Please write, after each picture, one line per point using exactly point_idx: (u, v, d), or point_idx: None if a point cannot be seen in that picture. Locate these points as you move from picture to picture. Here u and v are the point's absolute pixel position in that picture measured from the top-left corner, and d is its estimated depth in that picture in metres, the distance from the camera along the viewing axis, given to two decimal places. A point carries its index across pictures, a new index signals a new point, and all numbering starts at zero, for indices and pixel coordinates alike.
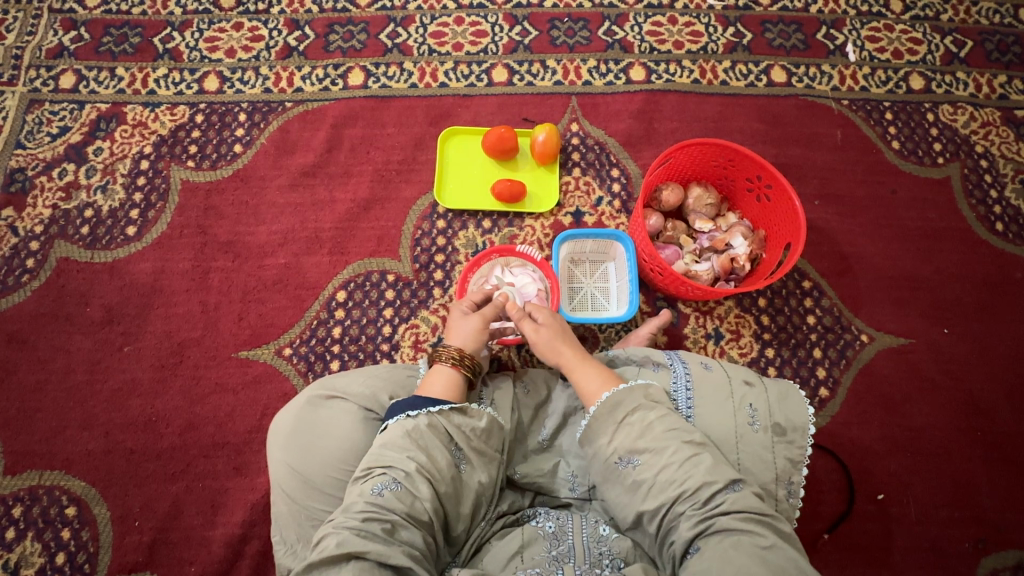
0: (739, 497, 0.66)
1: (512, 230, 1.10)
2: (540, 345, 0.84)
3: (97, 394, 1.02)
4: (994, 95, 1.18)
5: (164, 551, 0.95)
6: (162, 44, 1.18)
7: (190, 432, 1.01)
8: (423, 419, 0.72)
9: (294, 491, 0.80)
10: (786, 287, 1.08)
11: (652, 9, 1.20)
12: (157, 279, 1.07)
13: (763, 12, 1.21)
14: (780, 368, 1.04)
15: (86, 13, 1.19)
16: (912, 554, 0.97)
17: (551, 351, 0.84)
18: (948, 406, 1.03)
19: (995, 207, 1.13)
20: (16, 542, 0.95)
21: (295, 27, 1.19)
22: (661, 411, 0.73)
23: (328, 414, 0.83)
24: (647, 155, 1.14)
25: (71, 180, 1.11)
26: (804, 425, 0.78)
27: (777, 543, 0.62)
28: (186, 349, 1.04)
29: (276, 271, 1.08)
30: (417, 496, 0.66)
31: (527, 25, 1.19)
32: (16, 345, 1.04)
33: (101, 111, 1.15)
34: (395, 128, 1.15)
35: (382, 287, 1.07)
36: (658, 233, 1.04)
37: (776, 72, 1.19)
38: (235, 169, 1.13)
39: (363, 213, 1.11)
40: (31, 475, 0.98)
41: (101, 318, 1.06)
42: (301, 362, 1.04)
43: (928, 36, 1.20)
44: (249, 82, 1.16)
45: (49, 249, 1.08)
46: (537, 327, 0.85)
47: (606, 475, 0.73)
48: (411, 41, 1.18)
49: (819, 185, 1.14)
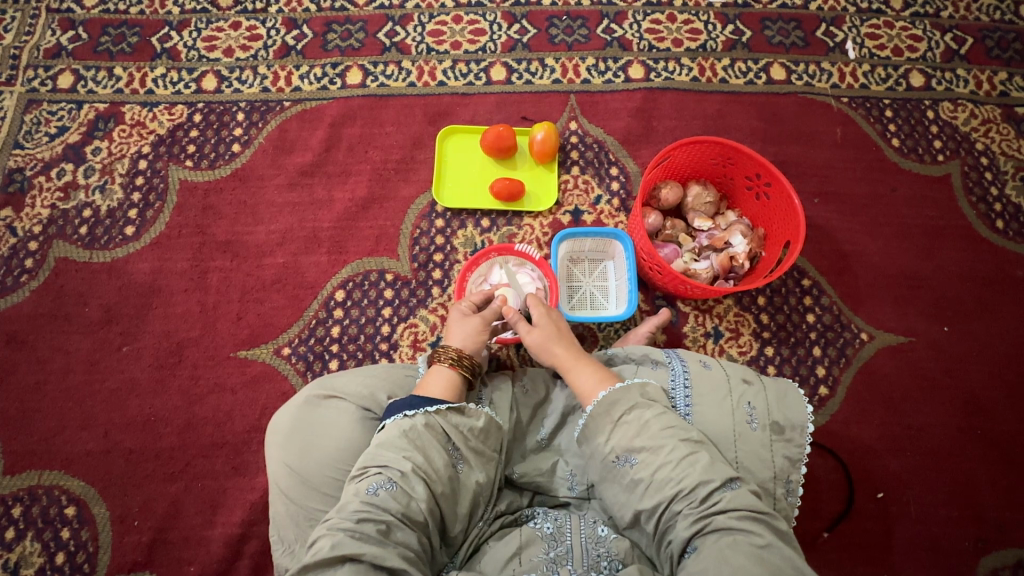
0: (735, 495, 0.65)
1: (511, 229, 1.10)
2: (535, 346, 0.84)
3: (97, 394, 1.02)
4: (994, 92, 1.17)
5: (163, 551, 0.95)
6: (161, 43, 1.18)
7: (189, 432, 1.01)
8: (420, 419, 0.72)
9: (292, 490, 0.79)
10: (786, 285, 1.08)
11: (651, 7, 1.20)
12: (155, 279, 1.07)
13: (763, 10, 1.21)
14: (780, 367, 1.04)
15: (84, 13, 1.19)
16: (912, 553, 0.97)
17: (546, 353, 0.83)
18: (948, 405, 1.03)
19: (996, 205, 1.12)
20: (16, 541, 0.95)
21: (292, 26, 1.19)
22: (657, 409, 0.73)
23: (327, 415, 0.83)
24: (647, 154, 1.14)
25: (70, 180, 1.11)
26: (802, 424, 0.78)
27: (773, 541, 0.62)
28: (185, 349, 1.04)
29: (275, 270, 1.08)
30: (412, 496, 0.66)
31: (525, 23, 1.19)
32: (15, 345, 1.04)
33: (100, 111, 1.14)
34: (393, 126, 1.15)
35: (381, 286, 1.07)
36: (657, 232, 1.04)
37: (776, 70, 1.18)
38: (233, 169, 1.13)
39: (361, 212, 1.11)
40: (31, 475, 0.98)
41: (99, 318, 1.06)
42: (300, 361, 1.04)
43: (928, 33, 1.20)
44: (247, 81, 1.16)
45: (48, 249, 1.08)
46: (530, 330, 0.85)
47: (603, 474, 0.73)
48: (410, 39, 1.18)
49: (818, 183, 1.13)
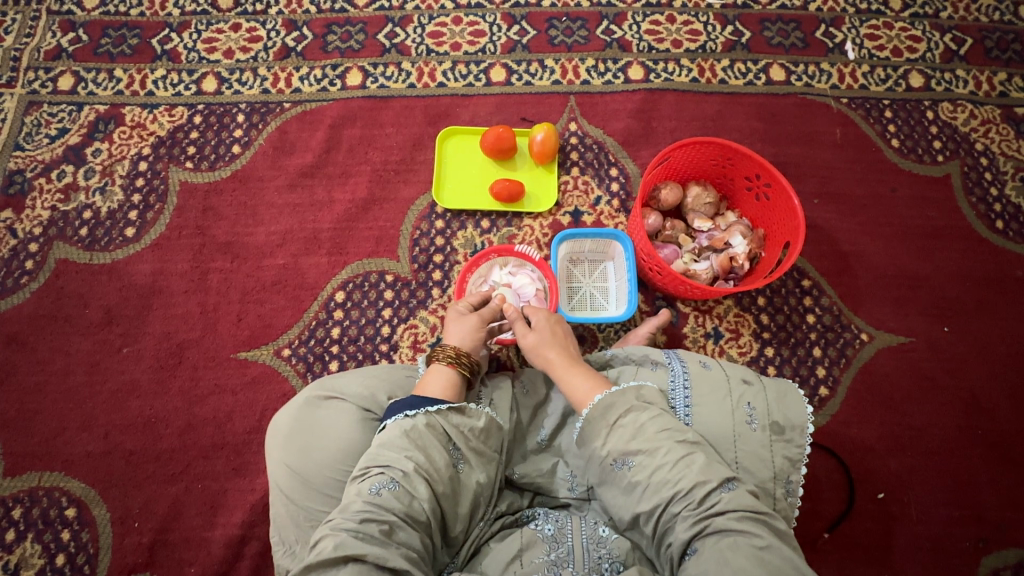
0: (734, 496, 0.65)
1: (511, 230, 1.10)
2: (530, 349, 0.84)
3: (97, 396, 1.02)
4: (993, 93, 1.17)
5: (164, 552, 0.95)
6: (161, 45, 1.18)
7: (189, 433, 1.01)
8: (421, 419, 0.72)
9: (292, 491, 0.79)
10: (786, 285, 1.08)
11: (650, 8, 1.20)
12: (156, 280, 1.08)
13: (762, 11, 1.21)
14: (780, 367, 1.04)
15: (84, 15, 1.19)
16: (912, 553, 0.97)
17: (540, 356, 0.83)
18: (948, 405, 1.03)
19: (996, 205, 1.13)
20: (16, 543, 0.95)
21: (293, 28, 1.19)
22: (653, 412, 0.73)
23: (327, 415, 0.83)
24: (646, 155, 1.14)
25: (70, 182, 1.11)
26: (801, 424, 0.78)
27: (772, 542, 0.61)
28: (186, 350, 1.04)
29: (275, 271, 1.08)
30: (414, 496, 0.66)
31: (525, 24, 1.19)
32: (16, 346, 1.04)
33: (100, 113, 1.15)
34: (394, 127, 1.15)
35: (381, 287, 1.07)
36: (657, 233, 1.04)
37: (775, 70, 1.18)
38: (234, 169, 1.13)
39: (362, 213, 1.11)
40: (31, 476, 0.98)
41: (100, 319, 1.06)
42: (300, 362, 1.04)
43: (928, 33, 1.20)
44: (248, 83, 1.16)
45: (48, 250, 1.08)
46: (526, 331, 0.86)
47: (601, 477, 0.73)
48: (410, 41, 1.18)
49: (817, 184, 1.13)
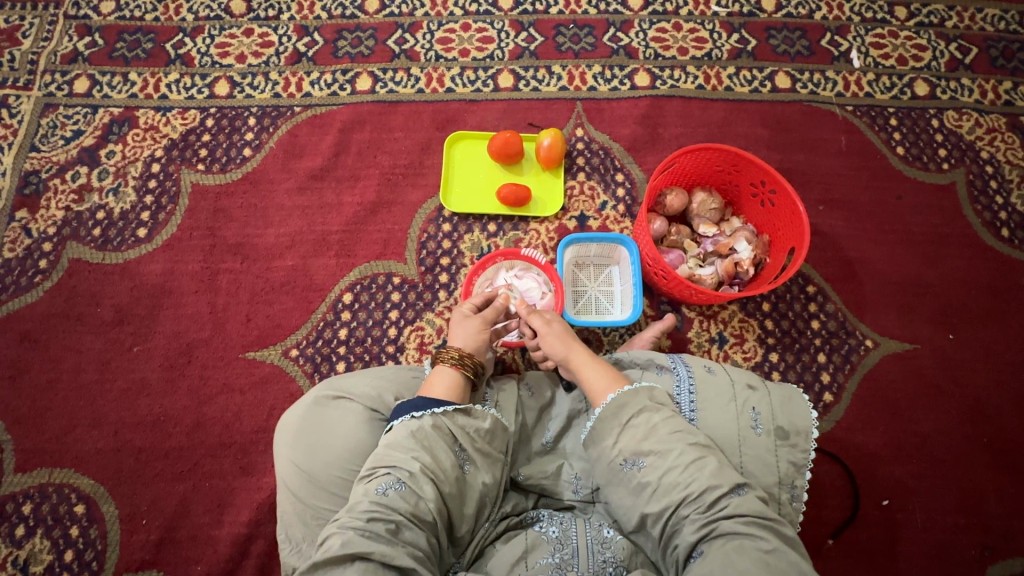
0: (743, 500, 0.66)
1: (518, 234, 1.11)
2: (551, 341, 0.85)
3: (107, 394, 1.03)
4: (998, 101, 1.18)
5: (170, 549, 0.96)
6: (174, 49, 1.20)
7: (198, 432, 1.02)
8: (427, 420, 0.73)
9: (299, 489, 0.81)
10: (790, 291, 1.09)
11: (657, 16, 1.21)
12: (166, 280, 1.09)
13: (767, 19, 1.22)
14: (784, 372, 1.04)
15: (100, 20, 1.21)
16: (916, 560, 0.97)
17: (562, 344, 0.84)
18: (953, 413, 1.03)
19: (1001, 213, 1.13)
20: (25, 539, 0.96)
21: (304, 33, 1.21)
22: (665, 414, 0.74)
23: (335, 414, 0.84)
24: (652, 160, 1.15)
25: (84, 182, 1.13)
26: (807, 430, 0.78)
27: (778, 546, 0.62)
28: (195, 349, 1.06)
29: (284, 273, 1.09)
30: (421, 496, 0.66)
31: (533, 31, 1.20)
32: (28, 343, 1.06)
33: (114, 115, 1.17)
34: (402, 132, 1.16)
35: (388, 289, 1.08)
36: (662, 238, 1.05)
37: (780, 78, 1.19)
38: (244, 172, 1.14)
39: (370, 216, 1.12)
40: (41, 473, 0.99)
41: (111, 318, 1.07)
42: (308, 363, 1.05)
43: (933, 42, 1.21)
44: (259, 87, 1.18)
45: (61, 250, 1.10)
46: (547, 322, 0.86)
47: (609, 477, 0.73)
48: (419, 47, 1.20)
49: (822, 190, 1.14)
